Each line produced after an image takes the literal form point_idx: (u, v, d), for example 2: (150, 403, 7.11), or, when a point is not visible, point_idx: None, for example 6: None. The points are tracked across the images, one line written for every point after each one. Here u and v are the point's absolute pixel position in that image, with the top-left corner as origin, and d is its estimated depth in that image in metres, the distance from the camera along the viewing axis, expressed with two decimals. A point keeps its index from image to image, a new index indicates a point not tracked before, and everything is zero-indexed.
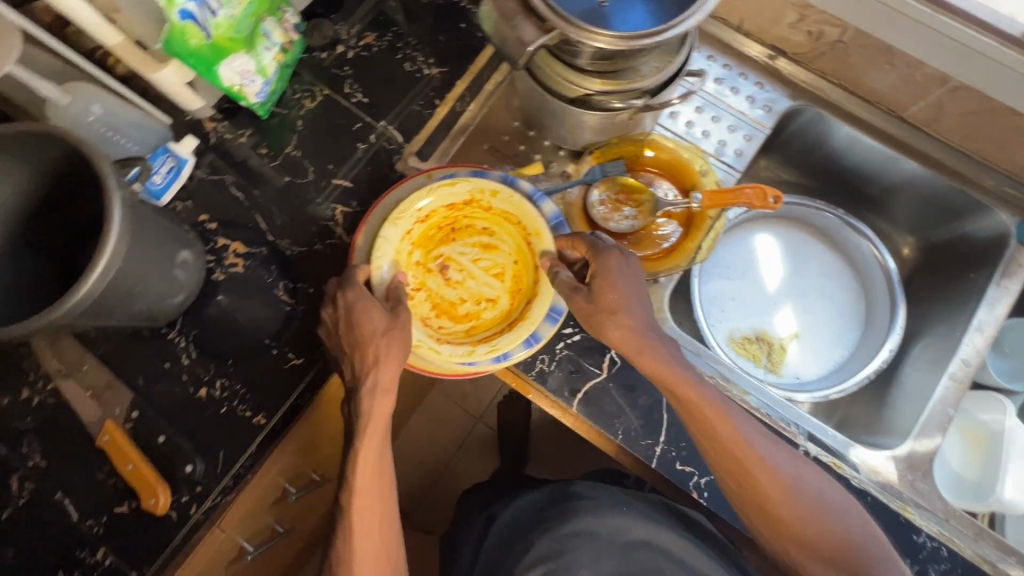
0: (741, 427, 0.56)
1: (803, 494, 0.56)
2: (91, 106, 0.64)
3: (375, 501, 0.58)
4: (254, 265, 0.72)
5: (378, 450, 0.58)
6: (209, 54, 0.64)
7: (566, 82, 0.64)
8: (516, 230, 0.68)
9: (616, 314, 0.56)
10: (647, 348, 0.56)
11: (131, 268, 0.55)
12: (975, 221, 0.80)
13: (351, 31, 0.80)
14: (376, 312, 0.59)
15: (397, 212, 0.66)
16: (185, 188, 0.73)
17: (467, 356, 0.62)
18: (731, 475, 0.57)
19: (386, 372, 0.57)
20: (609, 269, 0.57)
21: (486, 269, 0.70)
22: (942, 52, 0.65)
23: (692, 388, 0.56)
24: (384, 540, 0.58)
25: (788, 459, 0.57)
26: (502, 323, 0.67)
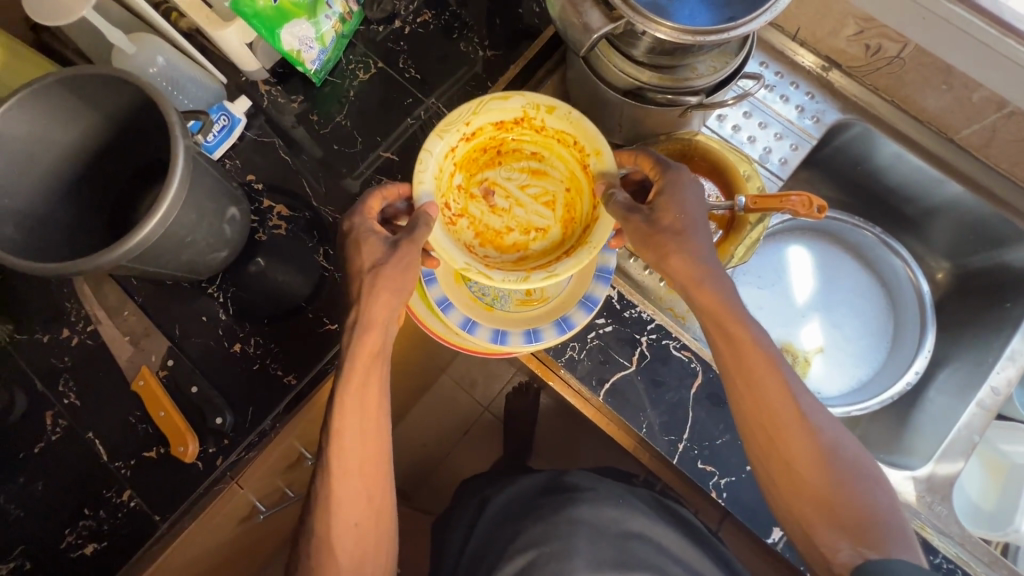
0: (788, 382, 0.56)
1: (836, 463, 0.55)
2: (155, 56, 0.66)
3: (359, 426, 0.58)
4: (295, 229, 0.73)
5: (365, 385, 0.58)
6: (274, 17, 0.65)
7: (622, 74, 0.63)
8: (571, 153, 0.63)
9: (682, 234, 0.57)
10: (706, 278, 0.57)
11: (184, 217, 0.57)
12: (1016, 251, 0.79)
13: (409, 6, 0.80)
14: (369, 245, 0.58)
15: (443, 124, 0.60)
16: (235, 147, 0.74)
17: (522, 282, 0.56)
18: (764, 429, 0.57)
19: (375, 306, 0.57)
20: (678, 188, 0.58)
21: (535, 196, 0.65)
22: (1004, 76, 0.64)
23: (746, 331, 0.56)
24: (364, 466, 0.58)
25: (828, 425, 0.57)
26: (554, 253, 0.63)
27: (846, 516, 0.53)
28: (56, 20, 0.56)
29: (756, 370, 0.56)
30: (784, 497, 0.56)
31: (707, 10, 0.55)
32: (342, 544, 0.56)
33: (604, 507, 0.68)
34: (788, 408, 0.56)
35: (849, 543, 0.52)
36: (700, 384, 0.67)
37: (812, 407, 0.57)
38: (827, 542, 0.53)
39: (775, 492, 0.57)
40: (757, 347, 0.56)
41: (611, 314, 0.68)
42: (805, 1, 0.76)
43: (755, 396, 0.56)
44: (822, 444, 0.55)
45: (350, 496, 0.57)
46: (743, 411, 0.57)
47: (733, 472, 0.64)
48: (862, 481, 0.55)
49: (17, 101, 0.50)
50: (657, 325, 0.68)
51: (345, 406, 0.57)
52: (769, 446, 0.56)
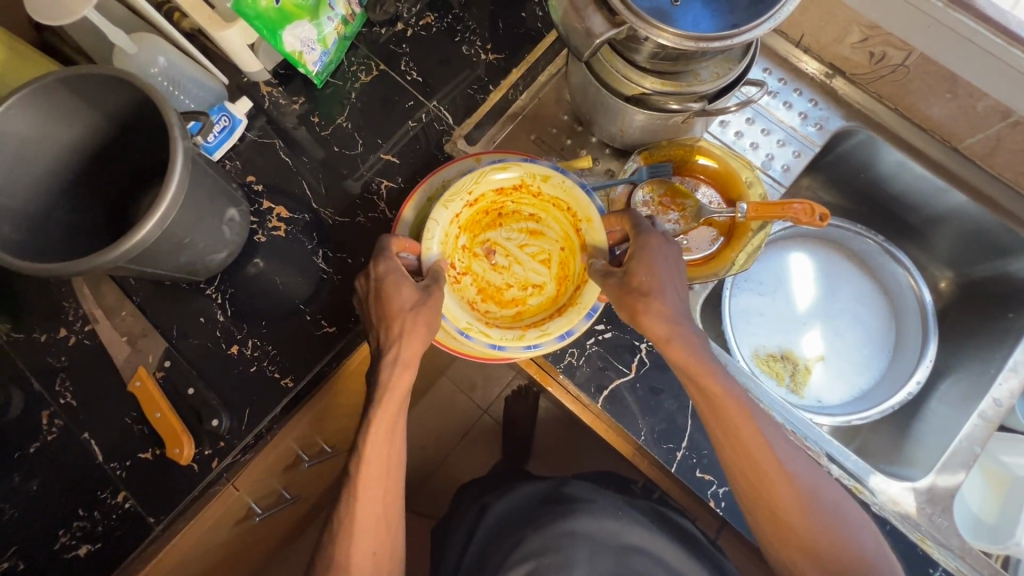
0: (763, 431, 0.55)
1: (818, 508, 0.54)
2: (156, 57, 0.65)
3: (386, 455, 0.58)
4: (296, 231, 0.73)
5: (394, 420, 0.58)
6: (276, 18, 0.65)
7: (624, 79, 0.63)
8: (565, 217, 0.66)
9: (650, 297, 0.55)
10: (677, 336, 0.55)
11: (182, 218, 0.56)
12: (1020, 260, 0.78)
13: (411, 9, 0.80)
14: (406, 288, 0.58)
15: (448, 195, 0.63)
16: (235, 148, 0.74)
17: (519, 341, 0.61)
18: (745, 480, 0.56)
19: (411, 342, 0.57)
20: (649, 253, 0.57)
21: (532, 255, 0.68)
22: (1009, 84, 0.64)
23: (717, 380, 0.55)
24: (387, 499, 0.58)
25: (806, 470, 0.56)
26: (550, 308, 0.66)
27: (832, 562, 0.53)
28: (56, 18, 0.56)
29: (733, 419, 0.55)
30: (774, 544, 0.56)
31: (714, 16, 0.54)
32: (360, 572, 0.55)
33: (602, 515, 0.68)
34: (767, 459, 0.55)
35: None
36: None
37: (791, 456, 0.56)
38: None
39: (765, 537, 0.56)
40: (731, 397, 0.55)
41: (612, 321, 0.68)
42: (809, 8, 0.76)
43: (733, 446, 0.55)
44: (803, 493, 0.54)
45: (369, 522, 0.56)
46: (726, 460, 0.56)
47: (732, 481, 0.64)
48: (846, 526, 0.54)
49: (17, 100, 0.50)
50: None
51: (376, 436, 0.57)
52: (754, 493, 0.55)
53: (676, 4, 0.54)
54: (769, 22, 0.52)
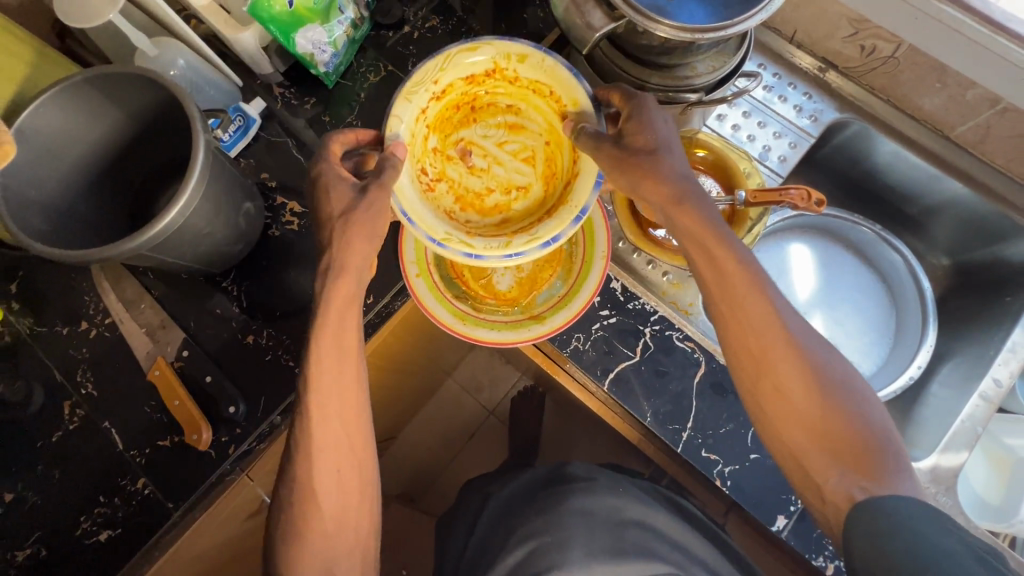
0: (775, 305, 0.55)
1: (824, 384, 0.53)
2: (176, 60, 0.69)
3: (336, 375, 0.56)
4: (308, 226, 0.75)
5: (341, 339, 0.57)
6: (289, 21, 0.69)
7: (624, 73, 0.66)
8: (546, 104, 0.64)
9: (656, 154, 0.55)
10: (687, 197, 0.55)
11: (203, 208, 0.59)
12: (1015, 245, 0.80)
13: (418, 12, 0.83)
14: (337, 191, 0.57)
15: (412, 85, 0.61)
16: (250, 147, 0.77)
17: (504, 249, 0.57)
18: (748, 359, 0.55)
19: (351, 252, 0.57)
20: (641, 113, 0.57)
21: (513, 152, 0.67)
22: (995, 72, 0.66)
23: (728, 252, 0.55)
24: (347, 416, 0.57)
25: (817, 345, 0.55)
26: (535, 210, 0.64)
27: (835, 438, 0.52)
28: (85, 20, 0.59)
29: (741, 293, 0.54)
30: (774, 430, 0.54)
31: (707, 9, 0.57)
32: (324, 487, 0.55)
33: (606, 496, 0.69)
34: (774, 333, 0.54)
35: (841, 466, 0.51)
36: (704, 374, 0.67)
37: (801, 330, 0.55)
38: (820, 469, 0.52)
39: (765, 423, 0.55)
40: (742, 269, 0.55)
41: (616, 308, 0.70)
42: (800, 5, 0.79)
43: (740, 322, 0.55)
44: (810, 369, 0.53)
45: (326, 441, 0.55)
46: (731, 340, 0.55)
47: (737, 460, 0.65)
48: (854, 404, 0.53)
49: (50, 96, 0.53)
50: (660, 317, 0.69)
51: (323, 356, 0.56)
52: (756, 372, 0.55)
53: None
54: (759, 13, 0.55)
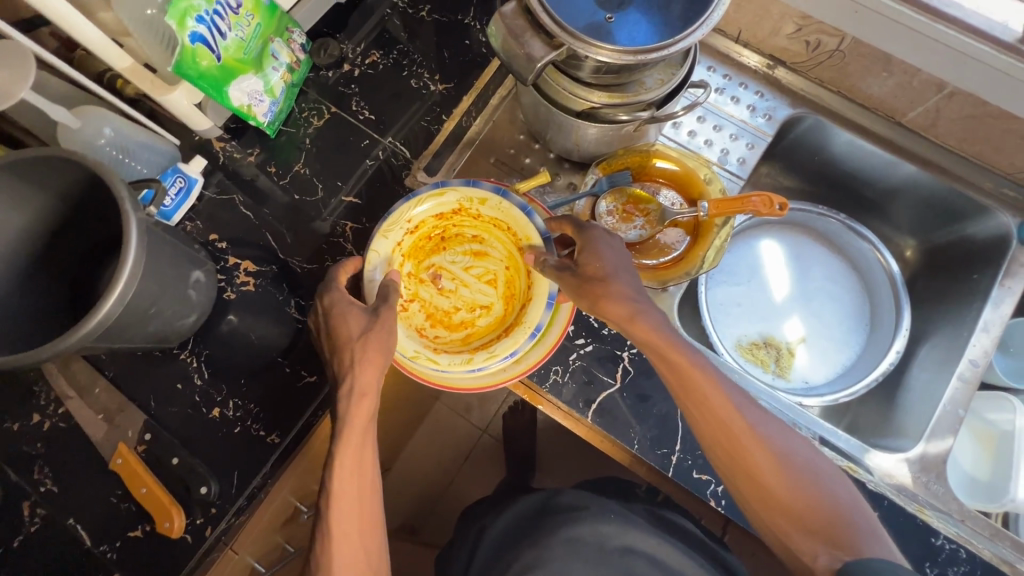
0: (731, 396, 0.55)
1: (793, 467, 0.53)
2: (102, 128, 0.65)
3: (355, 489, 0.55)
4: (265, 284, 0.72)
5: (359, 449, 0.56)
6: (219, 76, 0.66)
7: (572, 96, 0.65)
8: (506, 237, 0.66)
9: (607, 279, 0.56)
10: (639, 312, 0.55)
11: (145, 289, 0.55)
12: (976, 223, 0.81)
13: (356, 49, 0.80)
14: (353, 317, 0.58)
15: (386, 224, 0.63)
16: (194, 208, 0.74)
17: (466, 364, 0.60)
18: (719, 449, 0.55)
19: (363, 368, 0.56)
20: (594, 242, 0.59)
21: (478, 276, 0.67)
22: (937, 58, 0.68)
23: (680, 349, 0.55)
24: (363, 524, 0.54)
25: (778, 432, 0.55)
26: (498, 329, 0.64)
27: (813, 520, 0.51)
28: None
29: (699, 387, 0.54)
30: (759, 511, 0.54)
31: (644, 26, 0.56)
32: None
33: (595, 523, 0.69)
34: (736, 422, 0.54)
35: (825, 547, 0.50)
36: None
37: (760, 416, 0.55)
38: (804, 549, 0.51)
39: (749, 506, 0.55)
40: (696, 363, 0.55)
41: (591, 334, 0.68)
42: (743, 5, 0.78)
43: (704, 415, 0.55)
44: (775, 453, 0.54)
45: (350, 564, 0.52)
46: (702, 432, 0.55)
47: None
48: (822, 481, 0.53)
49: None
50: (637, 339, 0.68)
51: (341, 473, 0.54)
52: (730, 460, 0.54)
53: (610, 19, 0.56)
54: (700, 28, 0.54)
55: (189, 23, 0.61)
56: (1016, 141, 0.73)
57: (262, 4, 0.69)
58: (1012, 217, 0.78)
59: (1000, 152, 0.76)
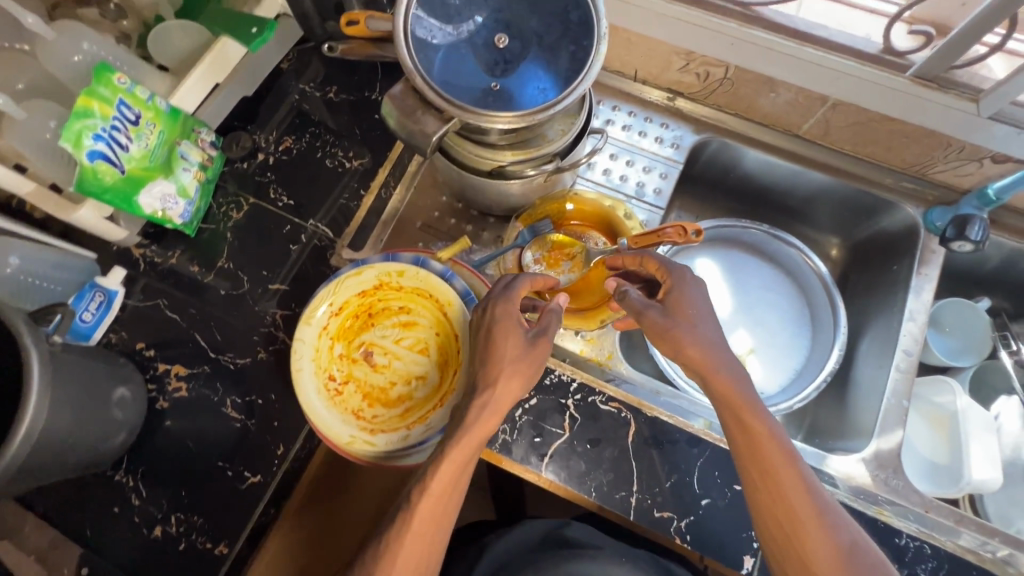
0: (804, 476, 0.53)
1: (860, 567, 0.50)
2: (8, 257, 0.65)
3: (434, 510, 0.52)
4: (197, 386, 0.70)
5: (455, 474, 0.53)
6: (125, 187, 0.67)
7: (480, 157, 0.67)
8: (431, 304, 0.65)
9: (694, 324, 0.58)
10: (724, 361, 0.56)
11: (59, 420, 0.53)
12: (888, 216, 0.85)
13: (270, 137, 0.82)
14: (511, 333, 0.57)
15: (309, 310, 0.64)
16: (118, 320, 0.73)
17: (406, 444, 0.60)
18: (779, 531, 0.53)
19: (503, 393, 0.56)
20: (683, 286, 0.60)
21: (410, 347, 0.65)
22: (815, 75, 0.73)
23: (762, 422, 0.55)
24: (420, 552, 0.51)
25: (847, 525, 0.53)
26: (436, 399, 0.63)
27: None
28: None
29: (771, 459, 0.53)
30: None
31: (535, 89, 0.59)
32: None
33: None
34: (803, 513, 0.52)
35: None
36: (636, 431, 0.67)
37: (834, 513, 0.52)
38: None
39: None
40: (774, 439, 0.54)
41: (533, 386, 0.68)
42: (633, 48, 0.83)
43: (768, 486, 0.53)
44: (842, 554, 0.50)
45: None
46: (759, 504, 0.54)
47: (690, 511, 0.63)
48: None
49: None
50: (579, 384, 0.69)
51: (398, 565, 0.50)
52: (787, 540, 0.52)
53: (497, 86, 0.59)
54: (583, 83, 0.57)
55: (85, 142, 0.61)
56: (903, 139, 0.78)
57: (163, 111, 0.69)
58: (916, 208, 0.82)
59: (891, 151, 0.80)
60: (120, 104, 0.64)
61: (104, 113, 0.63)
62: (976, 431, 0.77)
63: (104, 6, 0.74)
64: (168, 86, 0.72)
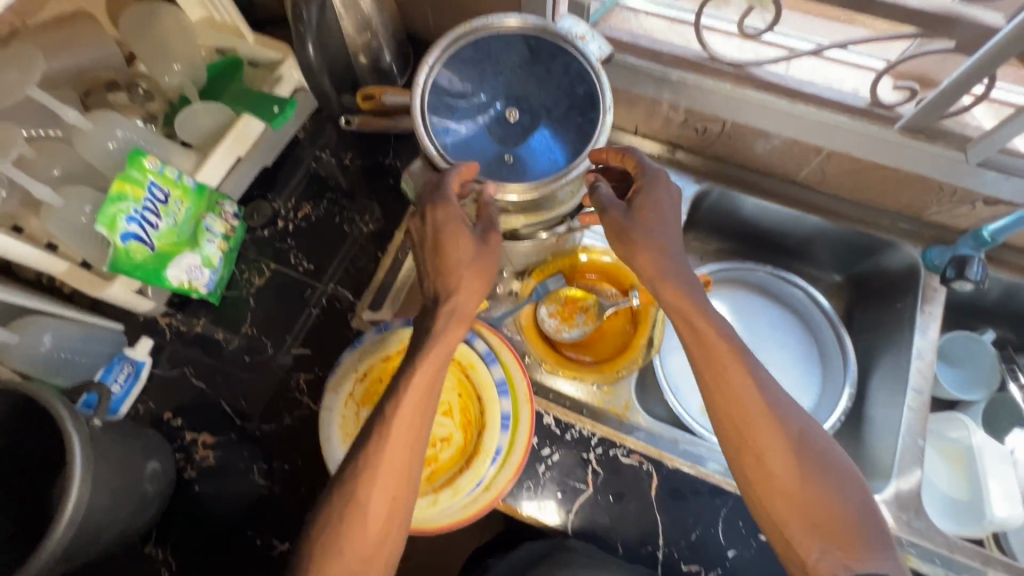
0: (754, 375, 0.57)
1: (807, 455, 0.55)
2: (42, 336, 0.67)
3: (411, 423, 0.55)
4: (224, 453, 0.72)
5: (427, 389, 0.56)
6: (154, 263, 0.69)
7: (494, 221, 0.69)
8: (452, 366, 0.68)
9: (651, 235, 0.61)
10: (670, 275, 0.60)
11: (98, 502, 0.54)
12: (887, 256, 0.88)
13: (288, 204, 0.85)
14: (460, 237, 0.62)
15: (336, 378, 0.66)
16: (145, 389, 0.74)
17: (435, 508, 0.61)
18: (736, 435, 0.56)
19: (465, 295, 0.61)
20: (653, 191, 0.63)
21: (434, 408, 0.67)
22: (808, 129, 0.77)
23: (712, 326, 0.59)
24: (401, 465, 0.55)
25: (795, 415, 0.57)
26: (461, 459, 0.65)
27: (820, 515, 0.53)
28: None
29: (721, 362, 0.57)
30: (766, 510, 0.55)
31: (546, 157, 0.62)
32: None
33: None
34: (757, 415, 0.56)
35: (826, 547, 0.52)
36: (658, 484, 0.69)
37: (784, 411, 0.57)
38: (804, 545, 0.53)
39: (751, 491, 0.56)
40: (724, 342, 0.58)
41: (555, 442, 0.70)
42: (632, 106, 0.87)
43: (721, 391, 0.57)
44: (792, 444, 0.55)
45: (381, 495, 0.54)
46: (717, 412, 0.57)
47: (717, 564, 0.66)
48: (842, 471, 0.55)
49: None
50: (600, 438, 0.71)
51: (381, 473, 0.54)
52: (742, 445, 0.56)
53: (509, 158, 0.62)
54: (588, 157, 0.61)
55: (119, 225, 0.64)
56: (895, 185, 0.81)
57: (191, 188, 0.72)
58: (915, 247, 0.85)
59: (885, 195, 0.84)
60: (151, 185, 0.67)
61: (136, 195, 0.66)
62: (992, 466, 0.79)
63: (134, 91, 0.79)
64: (193, 163, 0.75)
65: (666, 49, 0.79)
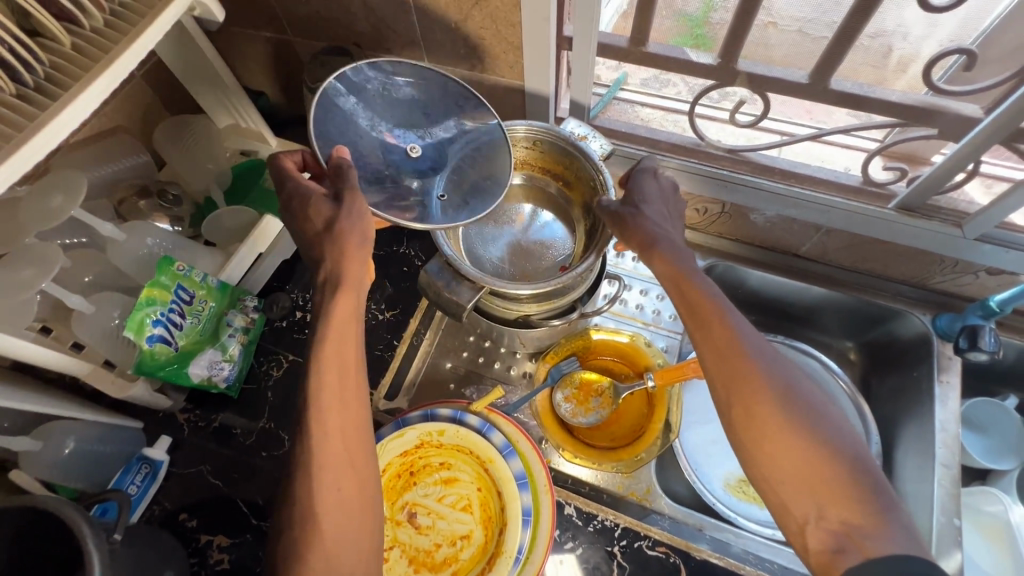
0: (738, 323, 0.54)
1: (796, 407, 0.50)
2: (65, 441, 0.68)
3: (337, 408, 0.52)
4: (239, 555, 0.70)
5: (338, 362, 0.53)
6: (177, 361, 0.71)
7: (507, 309, 0.70)
8: (471, 459, 0.68)
9: (640, 208, 0.63)
10: (659, 241, 0.60)
11: None
12: (898, 324, 0.88)
13: (307, 295, 0.88)
14: (322, 206, 0.57)
15: None
16: (160, 489, 0.74)
17: None
18: (729, 392, 0.52)
19: (350, 261, 0.56)
20: (643, 179, 0.67)
21: (453, 504, 0.67)
22: (806, 209, 0.80)
23: (696, 282, 0.56)
24: (342, 450, 0.51)
25: (783, 366, 0.53)
26: (482, 560, 0.63)
27: (815, 471, 0.48)
28: None
29: (706, 313, 0.54)
30: (757, 473, 0.50)
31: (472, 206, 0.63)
32: None
33: None
34: (749, 368, 0.51)
35: (822, 508, 0.47)
36: None
37: (773, 364, 0.52)
38: (797, 506, 0.48)
39: (738, 441, 0.52)
40: (706, 295, 0.55)
41: (577, 534, 0.69)
42: None
43: (708, 343, 0.53)
44: (782, 400, 0.50)
45: (331, 490, 0.50)
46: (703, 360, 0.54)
47: None
48: (841, 432, 0.50)
49: None
50: (623, 529, 0.70)
51: (324, 463, 0.50)
52: (729, 396, 0.52)
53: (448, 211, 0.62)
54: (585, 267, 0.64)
55: (146, 329, 0.66)
56: (895, 257, 0.83)
57: (214, 287, 0.75)
58: (925, 316, 0.86)
59: (888, 266, 0.86)
60: (177, 288, 0.70)
61: (163, 299, 0.68)
62: None
63: (164, 196, 0.83)
64: (216, 263, 0.78)
65: (663, 138, 0.84)
